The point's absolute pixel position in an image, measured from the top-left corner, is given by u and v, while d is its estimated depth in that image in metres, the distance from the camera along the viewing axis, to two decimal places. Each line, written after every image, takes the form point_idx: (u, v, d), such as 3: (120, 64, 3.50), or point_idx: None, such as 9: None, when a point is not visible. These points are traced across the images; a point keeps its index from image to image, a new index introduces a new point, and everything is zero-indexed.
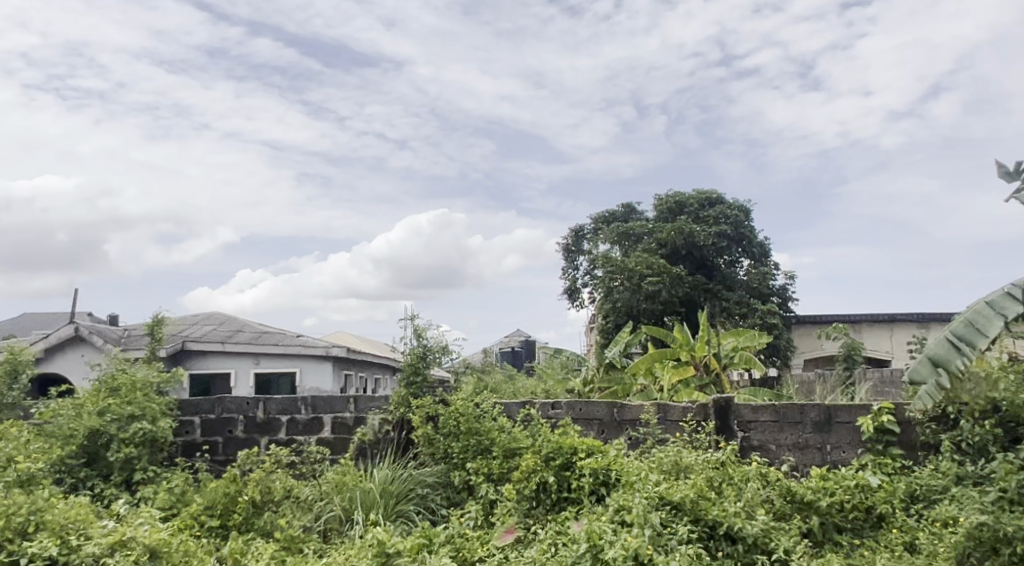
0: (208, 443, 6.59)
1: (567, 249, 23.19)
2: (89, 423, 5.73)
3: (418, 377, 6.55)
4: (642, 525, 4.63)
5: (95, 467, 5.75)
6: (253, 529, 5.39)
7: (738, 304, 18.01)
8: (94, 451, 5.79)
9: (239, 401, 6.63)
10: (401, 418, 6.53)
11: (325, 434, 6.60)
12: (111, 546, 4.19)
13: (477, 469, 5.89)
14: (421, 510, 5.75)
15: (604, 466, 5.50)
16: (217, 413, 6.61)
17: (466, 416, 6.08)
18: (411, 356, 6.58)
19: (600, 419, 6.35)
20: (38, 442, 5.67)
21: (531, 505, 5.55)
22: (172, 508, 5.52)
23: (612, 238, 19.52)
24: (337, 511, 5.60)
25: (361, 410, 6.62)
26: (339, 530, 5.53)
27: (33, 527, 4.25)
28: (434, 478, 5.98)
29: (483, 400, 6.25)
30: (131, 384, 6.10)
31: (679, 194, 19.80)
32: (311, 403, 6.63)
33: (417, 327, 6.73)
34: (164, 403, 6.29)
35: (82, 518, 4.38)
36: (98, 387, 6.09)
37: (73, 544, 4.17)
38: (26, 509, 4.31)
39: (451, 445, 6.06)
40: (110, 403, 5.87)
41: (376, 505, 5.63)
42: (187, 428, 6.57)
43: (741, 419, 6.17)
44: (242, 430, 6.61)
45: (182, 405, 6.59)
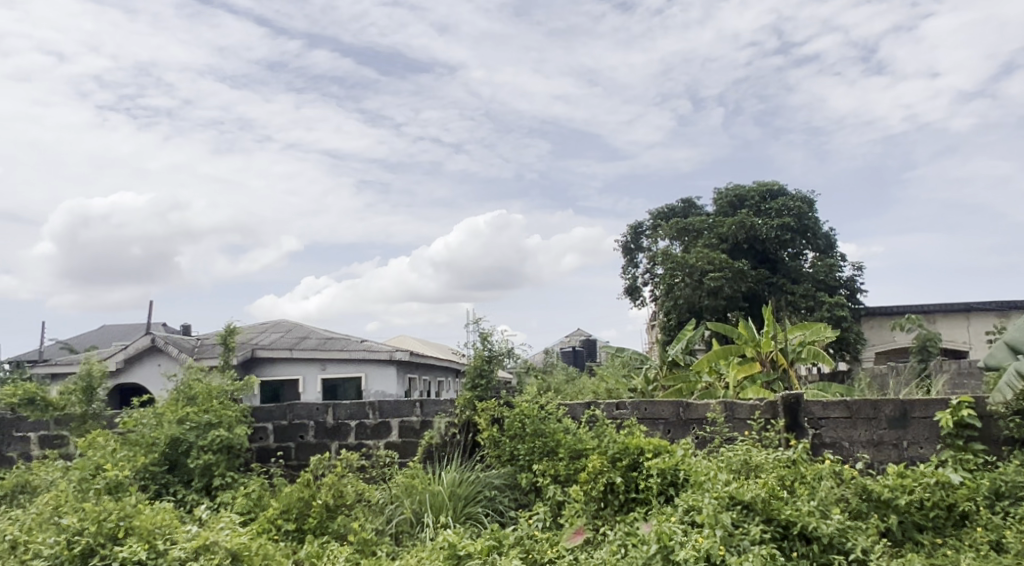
0: (281, 449, 6.77)
1: (626, 246, 23.06)
2: (170, 432, 5.97)
3: (483, 379, 6.60)
4: (713, 526, 4.59)
5: (176, 474, 5.98)
6: (328, 533, 5.53)
7: (803, 298, 17.58)
8: (175, 458, 6.01)
9: (309, 407, 6.79)
10: (467, 421, 6.59)
11: (393, 438, 6.71)
12: (195, 550, 4.34)
13: (543, 471, 5.91)
14: (489, 513, 5.80)
15: (672, 466, 5.47)
16: (289, 419, 6.78)
17: (532, 418, 6.10)
18: (476, 360, 6.64)
19: (666, 418, 6.31)
20: (123, 450, 5.91)
21: (599, 506, 5.54)
22: (250, 513, 5.71)
23: (672, 234, 19.36)
24: (407, 514, 5.70)
25: (428, 413, 6.70)
26: (409, 532, 5.63)
27: (124, 532, 4.44)
28: (501, 480, 6.02)
29: (547, 402, 6.27)
30: (207, 393, 6.31)
31: (740, 187, 19.53)
32: (379, 408, 6.74)
33: (482, 330, 6.78)
34: (239, 411, 6.48)
35: (166, 523, 4.55)
36: (177, 397, 6.30)
37: (160, 548, 4.34)
38: (116, 515, 4.49)
39: (517, 447, 6.10)
40: (189, 411, 6.10)
41: (445, 507, 5.71)
42: (262, 434, 6.78)
43: (812, 415, 6.06)
44: (313, 436, 6.77)
45: (255, 412, 6.78)
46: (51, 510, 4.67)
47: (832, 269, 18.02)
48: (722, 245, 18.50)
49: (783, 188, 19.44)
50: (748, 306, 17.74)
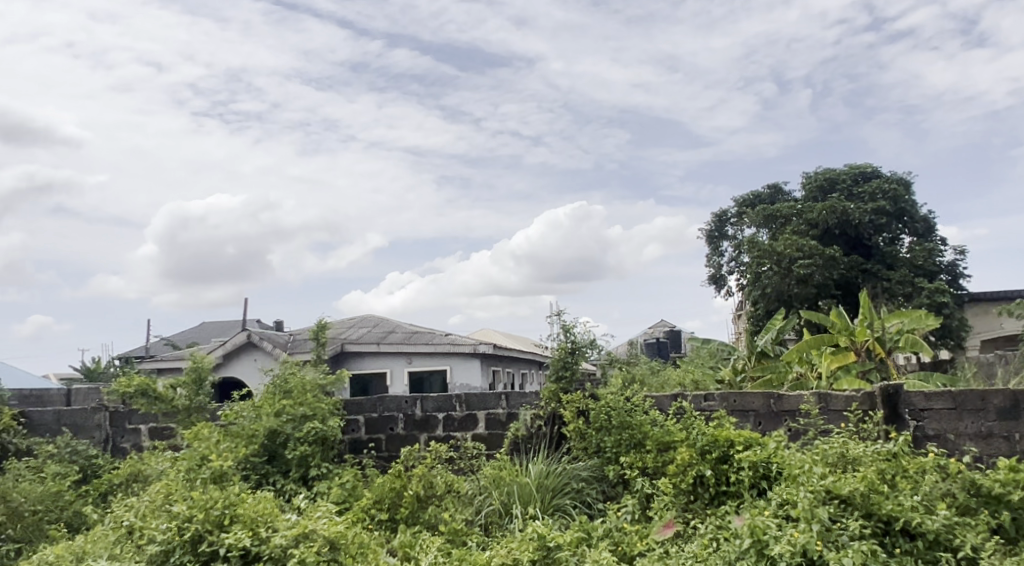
0: (372, 440, 6.94)
1: (710, 235, 22.64)
2: (269, 424, 6.23)
3: (567, 371, 6.60)
4: (810, 521, 4.47)
5: (275, 465, 6.20)
6: (419, 523, 5.64)
7: (900, 284, 16.84)
8: (274, 449, 6.24)
9: (398, 400, 6.92)
10: (553, 413, 6.59)
11: (480, 430, 6.79)
12: (296, 537, 4.50)
13: (631, 463, 5.87)
14: (577, 504, 5.80)
15: (764, 459, 5.37)
16: (379, 412, 6.94)
17: (618, 410, 6.06)
18: (560, 352, 6.64)
19: (756, 410, 6.18)
20: (225, 441, 6.15)
21: (688, 499, 5.46)
22: (345, 502, 5.87)
23: (758, 222, 18.96)
24: (496, 505, 5.75)
25: (513, 406, 6.75)
26: (498, 523, 5.68)
27: (229, 520, 4.63)
28: (588, 472, 6.02)
29: (633, 394, 6.22)
30: (301, 387, 6.53)
31: (831, 170, 18.91)
32: (466, 400, 6.82)
33: (565, 322, 6.77)
34: (332, 403, 6.67)
35: (267, 512, 4.73)
36: (273, 390, 6.54)
37: (263, 535, 4.52)
38: (222, 503, 4.69)
39: (604, 439, 6.08)
40: (285, 404, 6.35)
41: (533, 498, 5.75)
42: (353, 426, 6.96)
43: (913, 407, 5.83)
44: (402, 428, 6.91)
45: (347, 405, 6.97)
46: (162, 498, 4.91)
47: (932, 254, 17.27)
48: (812, 232, 18.00)
49: (877, 169, 18.71)
50: (840, 294, 17.17)
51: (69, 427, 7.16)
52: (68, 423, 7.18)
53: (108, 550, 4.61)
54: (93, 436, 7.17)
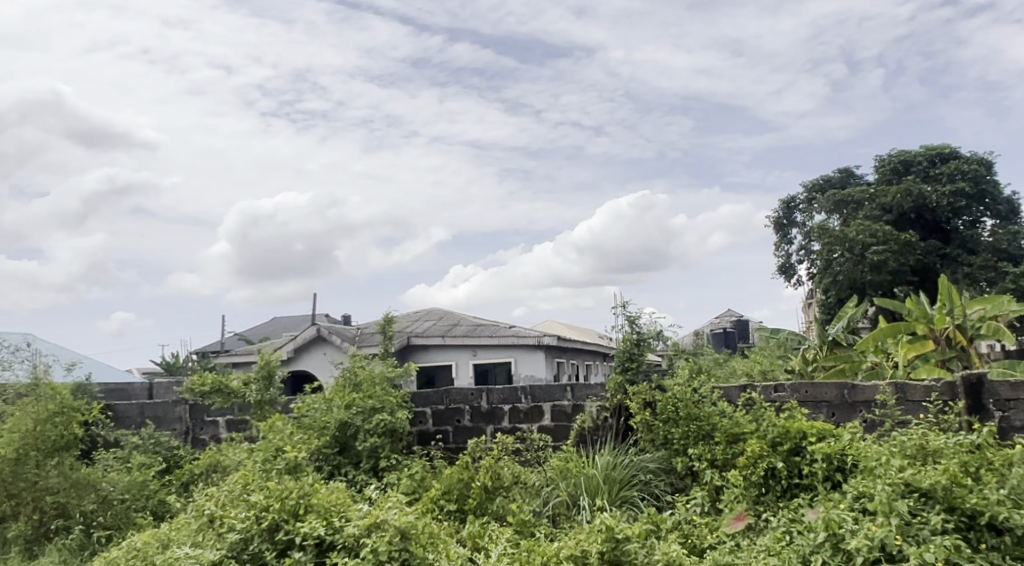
0: (440, 432, 7.00)
1: (778, 223, 22.17)
2: (339, 416, 6.34)
3: (633, 362, 6.54)
4: (888, 514, 4.35)
5: (346, 456, 6.31)
6: (488, 514, 5.68)
7: (983, 269, 16.29)
8: (345, 440, 6.35)
9: (464, 392, 6.98)
10: (619, 405, 6.53)
11: (546, 422, 6.79)
12: (368, 527, 4.58)
13: (699, 455, 5.79)
14: (645, 496, 5.76)
15: (838, 451, 5.23)
16: (446, 404, 7.00)
17: (685, 402, 5.98)
18: (625, 343, 6.58)
19: (829, 401, 6.03)
20: (298, 433, 6.31)
21: (759, 492, 5.37)
22: (415, 493, 5.95)
23: (828, 207, 18.53)
24: (564, 497, 5.75)
25: (579, 398, 6.75)
26: (566, 515, 5.69)
27: (304, 509, 4.75)
28: (655, 464, 5.96)
29: (700, 385, 6.13)
30: (370, 380, 6.64)
31: (906, 152, 18.26)
32: (531, 392, 6.84)
33: (629, 314, 6.70)
34: (400, 396, 6.77)
35: (341, 502, 4.84)
36: (343, 383, 6.67)
37: (336, 525, 4.62)
38: (297, 493, 4.80)
39: (671, 431, 6.00)
40: (355, 397, 6.48)
41: (600, 490, 5.73)
42: (421, 418, 7.04)
43: (998, 397, 5.61)
44: (469, 420, 6.97)
45: (415, 397, 7.05)
46: (240, 487, 5.06)
47: (1016, 237, 16.59)
48: (886, 216, 17.52)
49: (955, 150, 18.03)
50: (917, 280, 16.66)
51: (152, 420, 7.42)
52: (151, 416, 7.44)
53: (191, 537, 4.78)
54: (174, 428, 7.42)
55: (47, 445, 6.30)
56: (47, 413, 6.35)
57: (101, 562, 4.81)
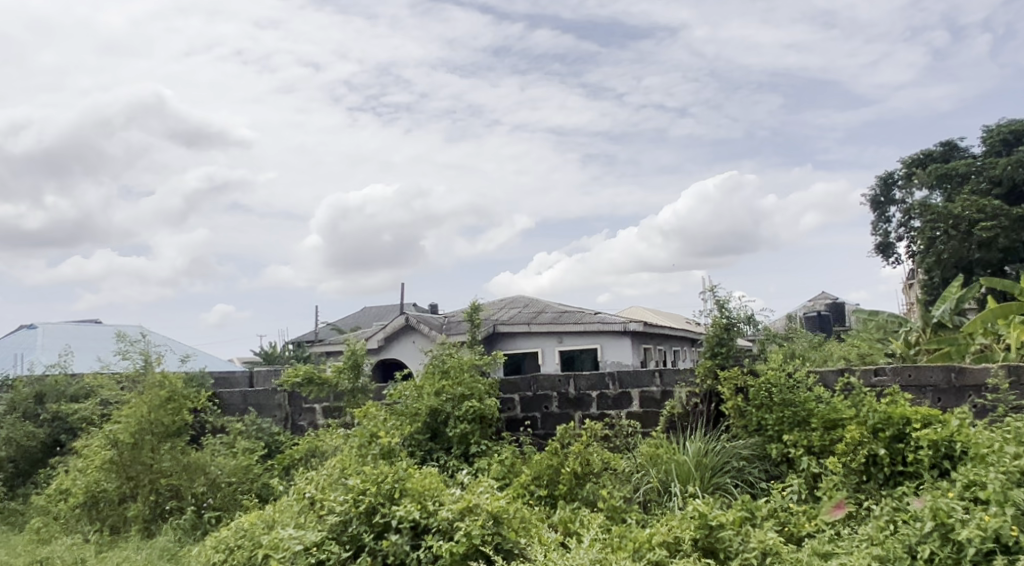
0: (528, 419, 7.03)
1: (875, 200, 21.32)
2: (429, 403, 6.45)
3: (723, 347, 6.39)
4: (1002, 504, 4.14)
5: (438, 441, 6.43)
6: (578, 499, 5.67)
7: None
8: (436, 426, 6.47)
9: (552, 379, 6.98)
10: (709, 390, 6.39)
11: (635, 408, 6.73)
12: (461, 511, 4.65)
13: (795, 442, 5.63)
14: (738, 484, 5.64)
15: (946, 437, 5.01)
16: (533, 391, 7.02)
17: (779, 387, 5.82)
18: (714, 328, 6.43)
19: (934, 385, 5.78)
20: (391, 420, 6.42)
21: (860, 480, 5.19)
22: (505, 478, 6.00)
23: (930, 183, 17.71)
24: (654, 483, 5.68)
25: (668, 383, 6.66)
26: (657, 501, 5.61)
27: (399, 493, 4.84)
28: (749, 451, 5.82)
29: (795, 369, 5.95)
30: (458, 366, 6.71)
31: (1017, 122, 17.25)
32: (619, 378, 6.79)
33: (718, 297, 6.53)
34: (488, 383, 6.82)
35: (434, 486, 4.91)
36: (432, 370, 6.76)
37: (431, 508, 4.70)
38: (391, 477, 4.90)
39: (765, 417, 5.85)
40: (444, 384, 6.57)
41: (693, 476, 5.65)
42: (509, 405, 7.09)
43: None
44: (557, 406, 6.97)
45: (503, 384, 7.10)
46: (338, 472, 5.21)
47: None
48: (995, 190, 16.59)
49: None
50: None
51: (254, 407, 7.73)
52: (253, 403, 7.76)
53: (294, 518, 4.95)
54: (275, 415, 7.70)
55: (161, 429, 6.61)
56: (161, 399, 6.66)
57: (212, 542, 5.01)
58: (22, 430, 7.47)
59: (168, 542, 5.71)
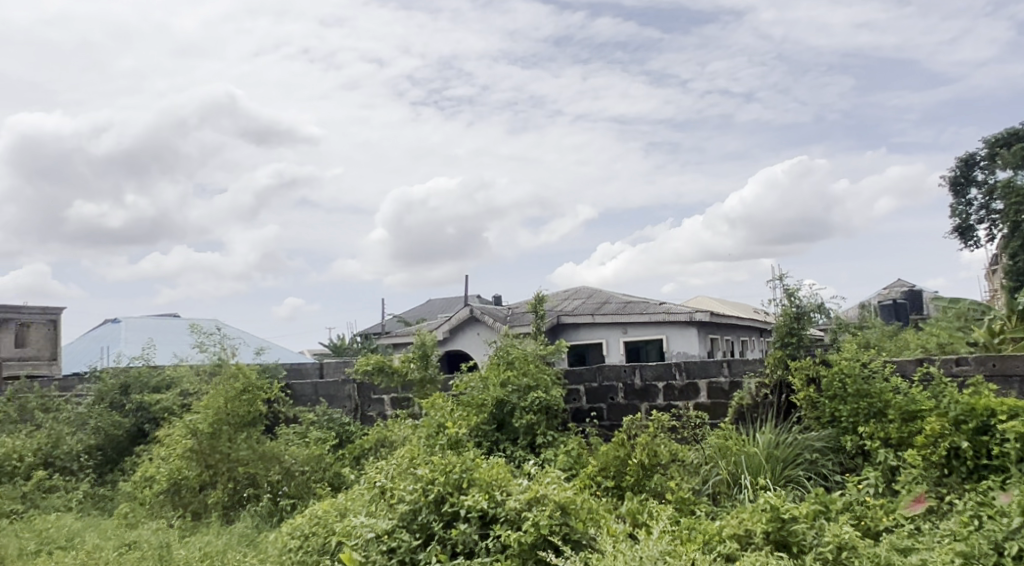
0: (594, 409, 7.00)
1: (955, 182, 20.51)
2: (495, 393, 6.49)
3: (793, 337, 6.24)
4: None
5: (504, 432, 6.46)
6: (645, 490, 5.62)
7: None
8: (502, 417, 6.50)
9: (618, 369, 6.94)
10: (780, 381, 6.24)
11: (702, 399, 6.62)
12: (529, 501, 4.67)
13: (871, 434, 5.47)
14: (812, 476, 5.51)
15: None
16: (599, 381, 7.00)
17: (853, 377, 5.66)
18: (784, 317, 6.26)
19: (1021, 375, 5.54)
20: (458, 410, 6.48)
21: (941, 473, 5.01)
22: (572, 469, 5.99)
23: (1015, 162, 16.94)
24: (723, 475, 5.58)
25: (737, 373, 6.52)
26: (727, 493, 5.51)
27: (467, 483, 4.89)
28: (822, 443, 5.67)
29: (871, 359, 5.76)
30: (523, 357, 6.73)
31: None
32: (686, 368, 6.69)
33: (787, 286, 6.36)
34: (553, 373, 6.82)
35: (501, 476, 4.94)
36: (497, 361, 6.80)
37: (499, 498, 4.73)
38: (459, 467, 4.95)
39: (839, 408, 5.69)
40: (510, 375, 6.59)
41: (764, 468, 5.53)
42: (575, 396, 7.07)
43: None
44: (623, 397, 6.92)
45: (568, 374, 7.09)
46: (407, 461, 5.28)
47: None
48: None
49: None
50: None
51: (326, 398, 7.89)
52: (324, 394, 7.93)
53: (365, 507, 5.05)
54: (345, 405, 7.84)
55: (237, 420, 6.84)
56: (236, 391, 6.90)
57: (288, 528, 5.14)
58: (109, 419, 7.79)
59: (246, 528, 5.88)
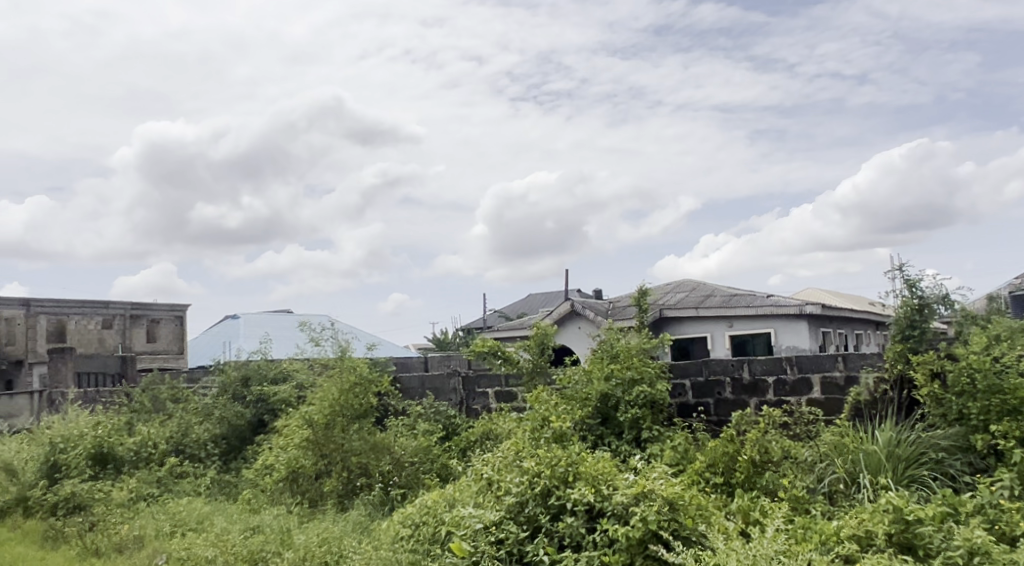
0: (701, 404, 6.87)
1: None
2: (599, 388, 6.45)
3: (915, 330, 5.94)
4: None
5: (609, 426, 6.42)
6: (756, 488, 5.45)
7: None
8: (606, 411, 6.46)
9: (724, 363, 6.79)
10: (900, 376, 5.95)
11: (816, 395, 6.40)
12: (636, 496, 4.62)
13: (1005, 433, 5.14)
14: (938, 477, 5.24)
15: None
16: (705, 375, 6.86)
17: (984, 372, 5.33)
18: (904, 310, 5.97)
19: None
20: (563, 404, 6.49)
21: None
22: (679, 464, 5.89)
23: None
24: (840, 473, 5.37)
25: (852, 368, 6.25)
26: (845, 492, 5.29)
27: (573, 476, 4.89)
28: (949, 442, 5.38)
29: (1004, 353, 5.42)
30: (627, 351, 6.67)
31: None
32: (797, 363, 6.49)
33: (907, 277, 6.04)
34: (658, 367, 6.71)
35: (607, 470, 4.92)
36: (601, 355, 6.77)
37: (605, 492, 4.71)
38: (565, 461, 4.97)
39: (968, 405, 5.38)
40: (614, 368, 6.54)
41: (884, 467, 5.29)
42: (680, 390, 6.96)
43: None
44: (731, 392, 6.76)
45: (673, 368, 6.98)
46: (512, 454, 5.33)
47: None
48: None
49: None
50: None
51: (432, 391, 8.05)
52: (430, 387, 8.09)
53: (473, 498, 5.13)
54: (451, 399, 7.98)
55: (350, 412, 7.11)
56: (348, 384, 7.21)
57: (399, 517, 5.28)
58: (232, 410, 8.26)
59: (360, 516, 6.07)
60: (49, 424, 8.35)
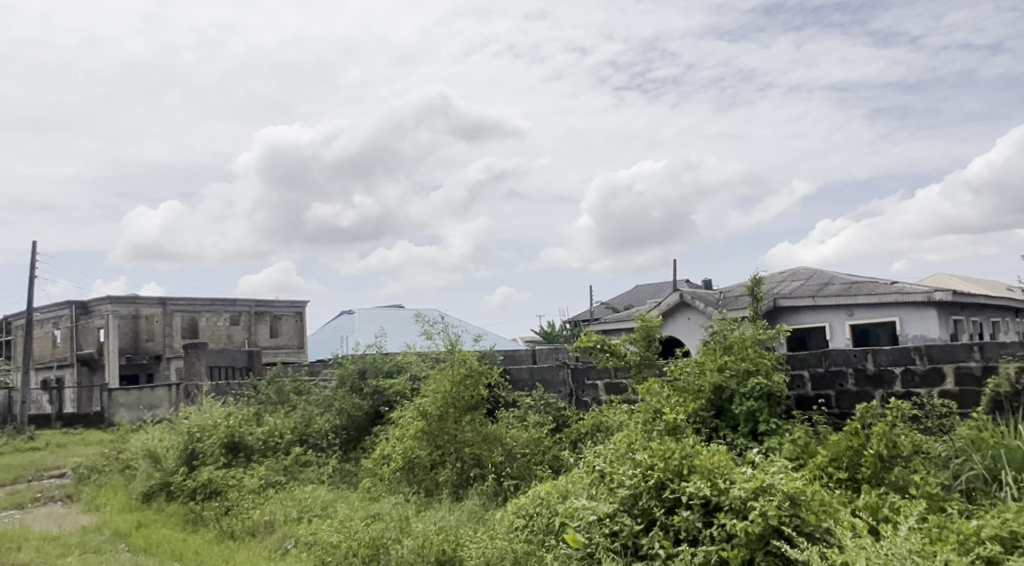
0: (821, 396, 6.60)
1: None
2: (713, 380, 6.29)
3: None
4: None
5: (723, 419, 6.26)
6: (885, 484, 5.19)
7: None
8: (721, 404, 6.29)
9: (846, 353, 6.51)
10: None
11: (949, 387, 6.04)
12: (754, 491, 4.47)
13: None
14: None
15: None
16: (825, 366, 6.58)
17: None
18: None
19: None
20: (675, 396, 6.40)
21: None
22: (799, 458, 5.69)
23: None
24: (978, 470, 5.04)
25: (990, 358, 5.87)
26: (984, 490, 4.97)
27: (688, 470, 4.80)
28: None
29: None
30: (741, 342, 6.46)
31: None
32: (927, 353, 6.14)
33: None
34: (774, 358, 6.50)
35: (723, 464, 4.79)
36: (713, 346, 6.60)
37: (722, 486, 4.59)
38: (679, 454, 4.88)
39: None
40: (727, 359, 6.35)
41: None
42: (799, 382, 6.71)
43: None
44: (854, 384, 6.47)
45: (791, 359, 6.74)
46: (625, 446, 5.29)
47: None
48: None
49: None
50: None
51: (542, 383, 8.08)
52: (540, 379, 8.11)
53: (586, 490, 5.10)
54: (560, 390, 8.00)
55: (462, 404, 7.23)
56: (459, 377, 7.35)
57: (512, 508, 5.32)
58: (350, 402, 8.54)
59: (474, 506, 6.15)
60: (186, 414, 8.88)
